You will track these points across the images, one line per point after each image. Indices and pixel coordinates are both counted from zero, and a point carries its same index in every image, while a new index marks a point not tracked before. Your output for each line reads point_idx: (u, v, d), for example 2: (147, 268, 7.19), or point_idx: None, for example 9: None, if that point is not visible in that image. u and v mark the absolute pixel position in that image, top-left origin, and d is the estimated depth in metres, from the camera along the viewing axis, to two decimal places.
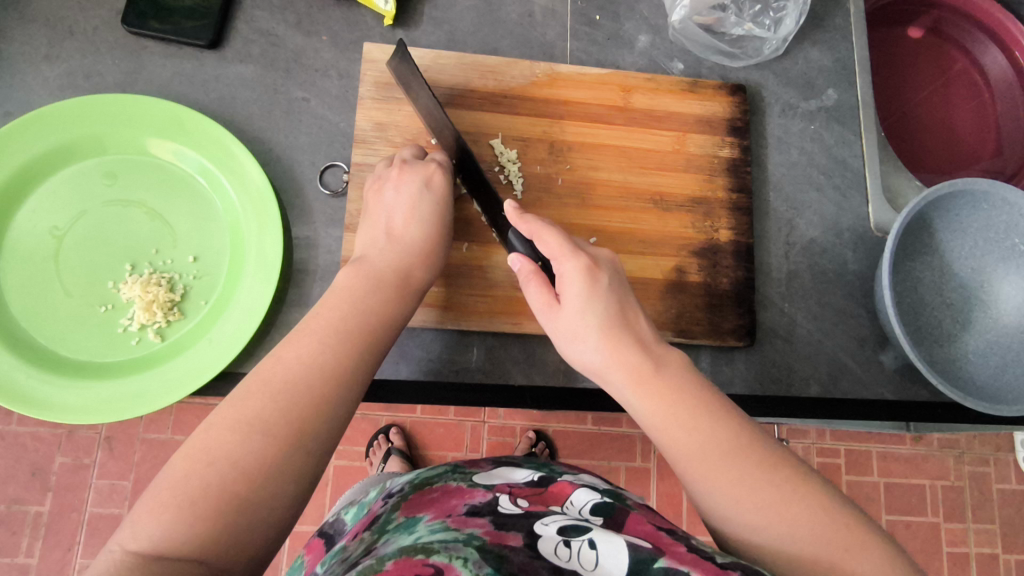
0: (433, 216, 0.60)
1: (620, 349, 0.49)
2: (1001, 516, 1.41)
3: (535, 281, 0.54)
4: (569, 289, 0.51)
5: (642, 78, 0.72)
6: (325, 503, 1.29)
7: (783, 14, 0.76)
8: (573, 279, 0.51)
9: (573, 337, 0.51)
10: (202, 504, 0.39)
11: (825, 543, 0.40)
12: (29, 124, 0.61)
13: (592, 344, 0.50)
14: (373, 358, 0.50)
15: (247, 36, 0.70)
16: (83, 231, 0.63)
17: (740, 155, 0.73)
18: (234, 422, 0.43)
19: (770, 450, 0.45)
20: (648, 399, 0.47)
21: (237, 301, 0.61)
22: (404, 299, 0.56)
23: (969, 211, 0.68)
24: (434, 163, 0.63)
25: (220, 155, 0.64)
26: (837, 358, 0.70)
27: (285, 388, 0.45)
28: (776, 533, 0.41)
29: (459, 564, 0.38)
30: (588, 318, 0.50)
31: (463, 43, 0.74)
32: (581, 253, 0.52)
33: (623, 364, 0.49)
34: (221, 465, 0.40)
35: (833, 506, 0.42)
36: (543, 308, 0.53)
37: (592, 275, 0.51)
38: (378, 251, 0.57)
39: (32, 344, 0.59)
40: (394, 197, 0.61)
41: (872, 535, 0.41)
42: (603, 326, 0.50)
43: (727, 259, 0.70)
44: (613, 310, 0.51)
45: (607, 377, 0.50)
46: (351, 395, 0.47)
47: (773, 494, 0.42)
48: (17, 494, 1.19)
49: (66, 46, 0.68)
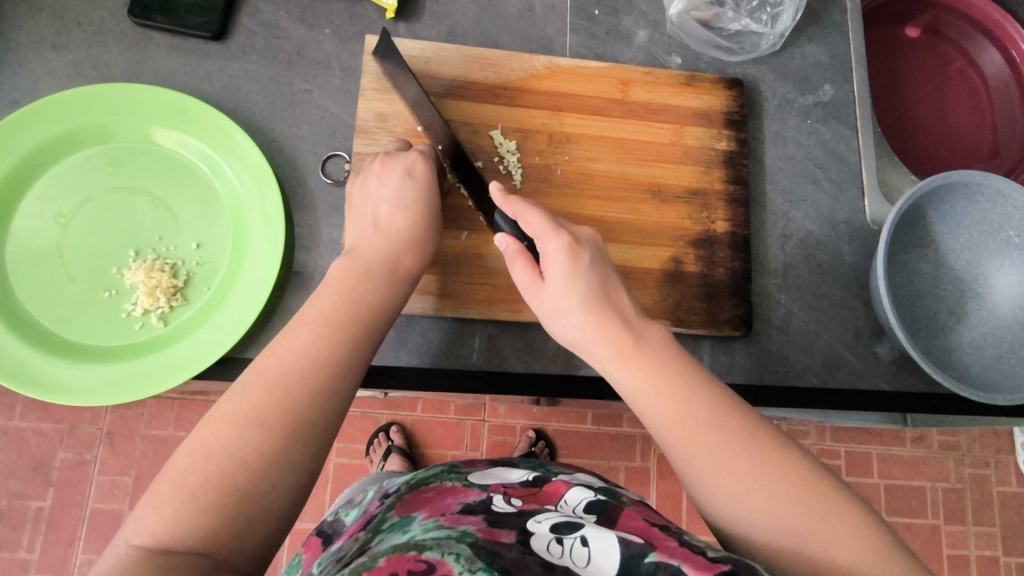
0: (418, 206, 0.61)
1: (603, 324, 0.50)
2: (1001, 518, 1.41)
3: (521, 261, 0.55)
4: (552, 268, 0.52)
5: (640, 72, 0.73)
6: (325, 501, 1.30)
7: (780, 9, 0.77)
8: (557, 256, 0.52)
9: (557, 314, 0.52)
10: (203, 495, 0.40)
11: (800, 511, 0.41)
12: (38, 111, 0.63)
13: (575, 319, 0.51)
14: (367, 344, 0.51)
15: (251, 29, 0.71)
16: (88, 218, 0.64)
17: (736, 147, 0.74)
18: (231, 415, 0.43)
19: (748, 420, 0.45)
20: (629, 372, 0.48)
21: (239, 287, 0.62)
22: (396, 289, 0.56)
23: (964, 204, 0.69)
24: (416, 152, 0.64)
25: (224, 143, 0.65)
26: (833, 349, 0.70)
27: (279, 380, 0.45)
28: (755, 502, 0.41)
29: (451, 560, 0.39)
30: (571, 294, 0.51)
31: (464, 37, 0.75)
32: (563, 231, 0.53)
33: (605, 339, 0.50)
34: (220, 459, 0.41)
35: (816, 478, 0.42)
36: (527, 287, 0.54)
37: (574, 252, 0.52)
38: (368, 243, 0.58)
39: (37, 327, 0.60)
40: (379, 188, 0.61)
41: (850, 502, 0.41)
42: (584, 300, 0.51)
43: (723, 250, 0.71)
44: (597, 287, 0.52)
45: (589, 351, 0.51)
46: (348, 372, 0.48)
47: (755, 465, 0.43)
48: (19, 488, 1.21)
49: (73, 37, 0.69)
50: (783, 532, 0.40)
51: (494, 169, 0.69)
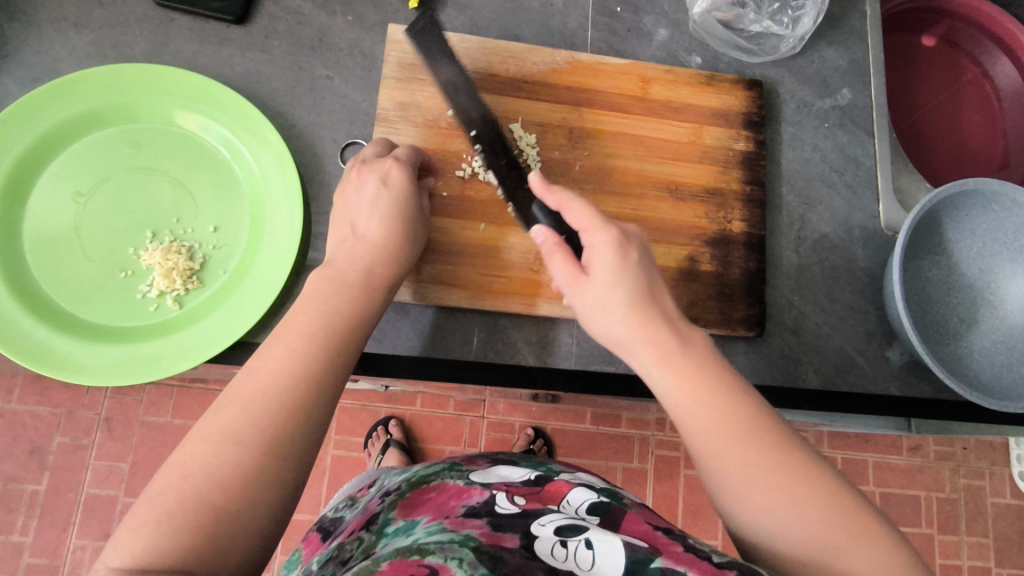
0: (395, 214, 0.59)
1: (649, 325, 0.49)
2: (995, 530, 1.42)
3: (560, 256, 0.54)
4: (599, 264, 0.51)
5: (661, 70, 0.73)
6: (321, 493, 1.29)
7: (801, 13, 0.77)
8: (604, 252, 0.51)
9: (600, 310, 0.51)
10: (180, 516, 0.40)
11: (829, 531, 0.41)
12: (57, 90, 0.62)
13: (620, 317, 0.50)
14: (353, 353, 0.51)
15: (273, 14, 0.71)
16: (105, 198, 0.63)
17: (755, 148, 0.74)
18: (208, 434, 0.43)
19: (780, 434, 0.45)
20: (672, 375, 0.47)
21: (255, 272, 0.62)
22: (377, 300, 0.55)
23: (979, 212, 0.69)
24: (390, 158, 0.61)
25: (244, 127, 0.65)
26: (845, 352, 0.71)
27: (258, 396, 0.45)
28: (782, 514, 0.42)
29: (454, 564, 0.39)
30: (619, 292, 0.50)
31: (485, 30, 0.74)
32: (611, 227, 0.52)
33: (649, 339, 0.49)
34: (197, 479, 0.41)
35: (845, 496, 0.43)
36: (568, 282, 0.53)
37: (622, 249, 0.51)
38: (345, 252, 0.57)
39: (51, 306, 0.60)
40: (356, 197, 0.60)
41: (879, 527, 0.42)
42: (633, 299, 0.50)
43: (739, 250, 0.71)
44: (643, 286, 0.51)
45: (631, 349, 0.50)
46: (331, 382, 0.48)
47: (783, 477, 0.43)
48: (15, 472, 1.20)
49: (95, 15, 0.69)
50: (806, 550, 0.41)
51: (512, 162, 0.69)
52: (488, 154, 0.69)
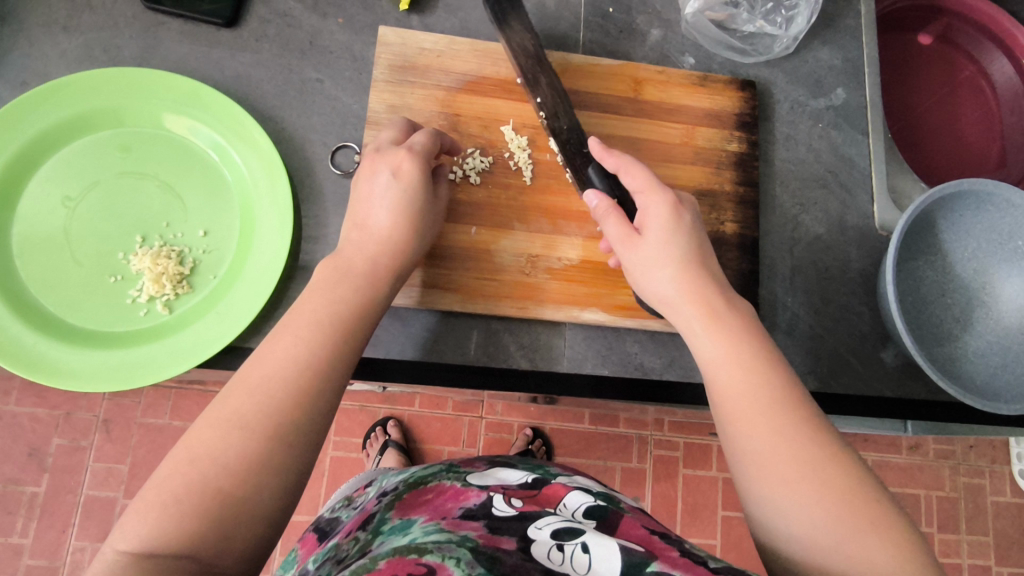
0: (406, 210, 0.58)
1: (694, 284, 0.54)
2: (995, 528, 1.41)
3: (613, 217, 0.58)
4: (653, 223, 0.57)
5: (654, 71, 0.73)
6: (320, 494, 1.29)
7: (794, 12, 0.77)
8: (660, 211, 0.57)
9: (650, 266, 0.56)
10: (186, 500, 0.39)
11: (842, 506, 0.42)
12: (46, 94, 0.62)
13: (669, 273, 0.55)
14: (355, 350, 0.51)
15: (263, 16, 0.71)
16: (95, 202, 0.63)
17: (748, 149, 0.74)
18: (216, 419, 0.43)
19: (806, 412, 0.47)
20: (711, 333, 0.52)
21: (245, 276, 0.62)
22: (380, 291, 0.55)
23: (973, 212, 0.69)
24: (404, 149, 0.59)
25: (233, 130, 0.65)
26: (839, 354, 0.70)
27: (264, 384, 0.45)
28: (798, 482, 0.44)
29: (452, 564, 0.39)
30: (671, 249, 0.56)
31: (477, 32, 0.74)
32: (669, 192, 0.58)
33: (693, 297, 0.54)
34: (203, 464, 0.41)
35: (863, 481, 0.44)
36: (621, 240, 0.58)
37: (676, 212, 0.57)
38: (341, 250, 0.56)
39: (41, 311, 0.60)
40: (371, 188, 0.59)
41: (892, 517, 0.42)
42: (683, 259, 0.55)
43: (732, 252, 0.71)
44: (692, 250, 0.56)
45: (676, 305, 0.55)
46: (336, 376, 0.48)
47: (804, 448, 0.45)
48: (14, 474, 1.20)
49: (84, 19, 0.69)
50: (816, 522, 0.42)
51: (504, 165, 0.69)
52: (480, 157, 0.69)
